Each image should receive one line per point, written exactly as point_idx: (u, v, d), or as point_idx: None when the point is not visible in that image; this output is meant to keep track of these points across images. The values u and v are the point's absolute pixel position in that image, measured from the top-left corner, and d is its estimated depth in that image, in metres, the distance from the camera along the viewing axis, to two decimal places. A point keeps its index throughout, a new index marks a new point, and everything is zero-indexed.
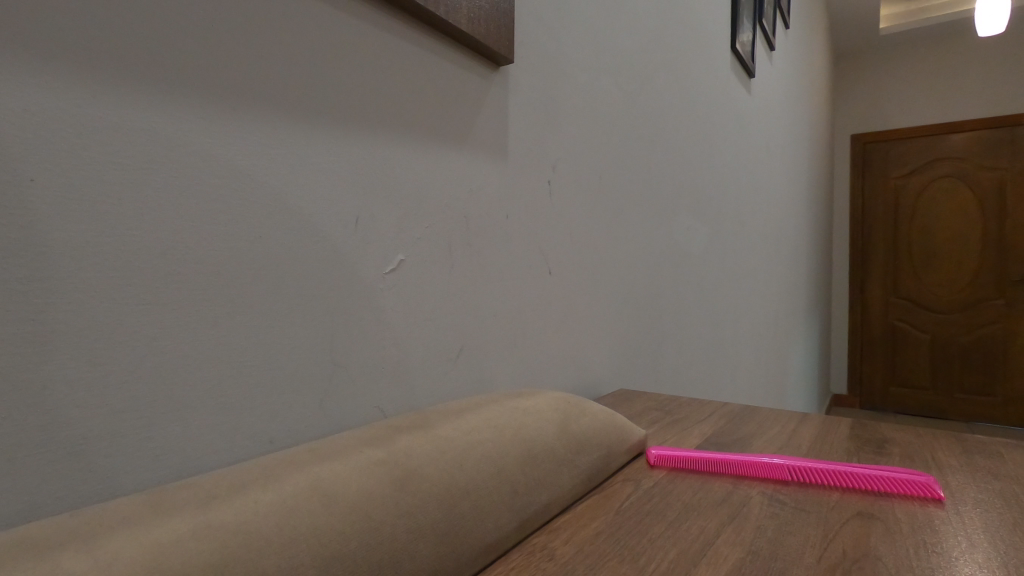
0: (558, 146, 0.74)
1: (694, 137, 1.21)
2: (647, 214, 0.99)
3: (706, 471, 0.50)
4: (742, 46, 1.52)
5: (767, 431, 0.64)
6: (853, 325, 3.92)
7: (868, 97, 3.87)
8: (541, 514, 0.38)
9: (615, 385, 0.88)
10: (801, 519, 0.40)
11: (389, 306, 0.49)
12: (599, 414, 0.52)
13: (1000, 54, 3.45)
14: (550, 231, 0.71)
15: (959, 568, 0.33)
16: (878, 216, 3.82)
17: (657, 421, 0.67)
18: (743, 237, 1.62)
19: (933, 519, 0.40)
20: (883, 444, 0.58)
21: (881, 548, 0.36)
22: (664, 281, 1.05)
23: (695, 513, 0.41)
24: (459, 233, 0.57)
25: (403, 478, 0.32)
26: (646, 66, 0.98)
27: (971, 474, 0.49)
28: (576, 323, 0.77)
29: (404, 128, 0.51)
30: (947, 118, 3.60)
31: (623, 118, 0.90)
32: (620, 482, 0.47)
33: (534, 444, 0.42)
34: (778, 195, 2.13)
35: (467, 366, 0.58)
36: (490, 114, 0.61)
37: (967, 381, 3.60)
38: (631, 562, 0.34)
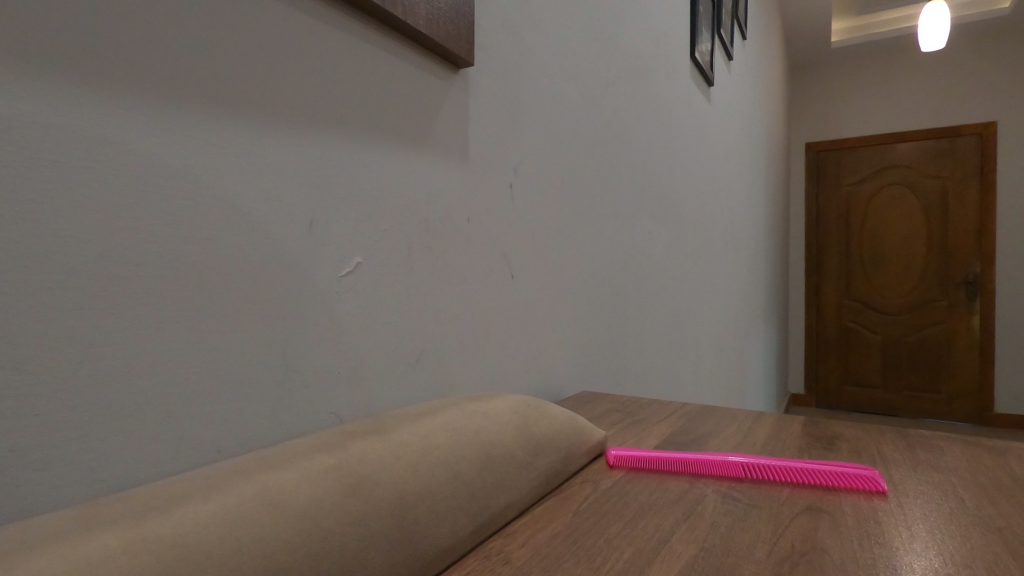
0: (519, 150, 0.74)
1: (655, 142, 1.23)
2: (609, 218, 1.00)
3: (664, 471, 0.51)
4: (701, 56, 1.56)
5: (723, 430, 0.65)
6: (809, 327, 4.06)
7: (822, 107, 4.02)
8: (498, 518, 0.38)
9: (577, 387, 0.88)
10: (753, 515, 0.41)
11: (344, 309, 0.48)
12: (559, 415, 0.52)
13: (942, 69, 3.64)
14: (511, 235, 0.72)
15: (898, 557, 0.35)
16: (831, 221, 3.98)
17: (617, 422, 0.68)
18: (703, 241, 1.66)
19: (877, 512, 0.42)
20: (832, 440, 0.60)
21: (827, 541, 0.37)
22: (626, 284, 1.07)
23: (651, 512, 0.41)
24: (419, 235, 0.56)
25: (355, 485, 0.32)
26: (608, 74, 1.00)
27: (914, 467, 0.51)
28: (538, 326, 0.78)
29: (362, 130, 0.50)
30: (894, 128, 3.77)
31: (585, 123, 0.92)
32: (579, 484, 0.47)
33: (492, 447, 0.42)
34: (736, 200, 2.19)
35: (427, 370, 0.57)
36: (450, 116, 0.61)
37: (914, 379, 3.77)
38: (586, 562, 0.34)
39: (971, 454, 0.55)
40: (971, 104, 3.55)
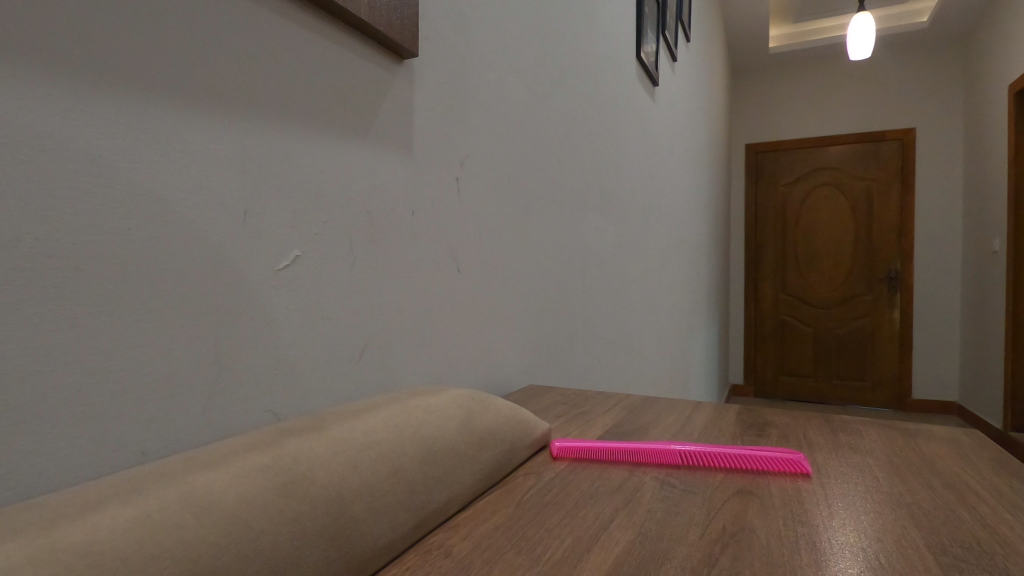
0: (466, 144, 0.74)
1: (601, 138, 1.25)
2: (557, 215, 1.02)
3: (606, 460, 0.52)
4: (647, 56, 1.60)
5: (664, 419, 0.68)
6: (748, 320, 4.24)
7: (760, 110, 4.20)
8: (440, 512, 0.38)
9: (524, 381, 0.89)
10: (688, 500, 0.43)
11: (282, 304, 0.46)
12: (504, 409, 0.52)
13: (867, 77, 3.87)
14: (458, 230, 0.71)
15: (820, 534, 0.37)
16: (769, 219, 4.16)
17: (562, 414, 0.69)
18: (649, 237, 1.71)
19: (802, 492, 0.44)
20: (764, 426, 0.64)
21: (755, 521, 0.39)
22: (572, 279, 1.09)
23: (592, 500, 0.42)
24: (362, 229, 0.55)
25: (290, 484, 0.31)
26: (556, 71, 1.01)
27: (836, 449, 0.55)
28: (486, 321, 0.78)
29: (299, 119, 0.48)
30: (826, 132, 3.98)
31: (533, 119, 0.92)
32: (523, 476, 0.48)
33: (434, 442, 0.42)
34: (680, 199, 2.26)
35: (371, 365, 0.56)
36: (393, 109, 0.60)
37: (843, 368, 4.01)
38: (528, 552, 0.34)
39: (885, 436, 0.59)
40: (894, 111, 3.80)
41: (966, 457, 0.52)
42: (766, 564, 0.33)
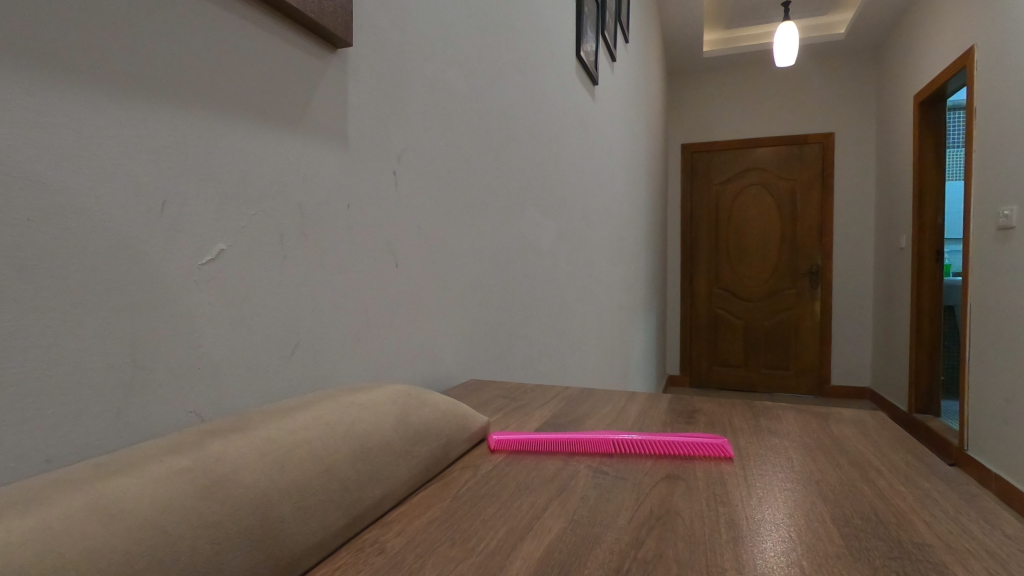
0: (403, 137, 0.73)
1: (541, 135, 1.27)
2: (497, 211, 1.02)
3: (543, 452, 0.53)
4: (586, 55, 1.63)
5: (599, 411, 0.70)
6: (684, 313, 4.42)
7: (694, 110, 4.36)
8: (374, 509, 0.38)
9: (464, 376, 0.89)
10: (621, 487, 0.44)
11: (205, 301, 0.44)
12: (440, 403, 0.52)
13: (792, 83, 4.10)
14: (394, 224, 0.70)
15: (738, 512, 0.39)
16: (703, 217, 4.35)
17: (501, 408, 0.70)
18: (588, 233, 1.75)
19: (724, 475, 0.47)
20: (693, 414, 0.67)
21: (681, 504, 0.41)
22: (513, 274, 1.10)
23: (527, 490, 0.43)
24: (293, 221, 0.53)
25: (210, 486, 0.29)
26: (495, 67, 1.02)
27: (756, 434, 0.58)
28: (424, 316, 0.77)
29: (223, 108, 0.46)
30: (754, 134, 4.19)
31: (471, 113, 0.92)
32: (460, 469, 0.48)
33: (367, 438, 0.41)
34: (618, 196, 2.32)
35: (304, 363, 0.55)
36: (325, 99, 0.58)
37: (770, 357, 4.25)
38: (462, 544, 0.35)
39: (801, 419, 0.63)
40: (815, 116, 4.05)
41: (869, 436, 0.57)
42: (689, 542, 0.35)
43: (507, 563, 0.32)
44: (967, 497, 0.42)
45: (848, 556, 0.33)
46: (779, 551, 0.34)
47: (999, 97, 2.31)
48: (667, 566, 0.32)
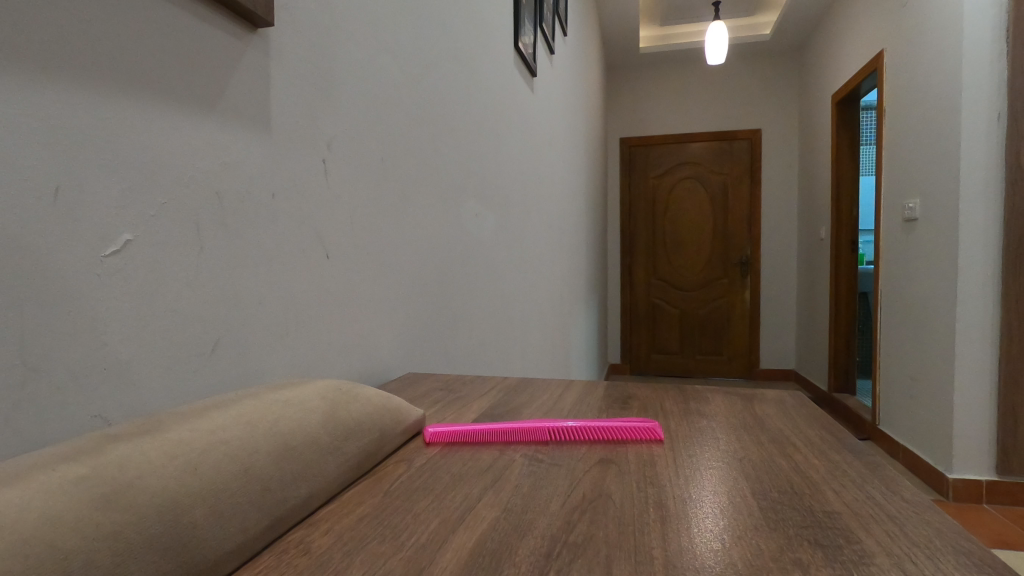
0: (332, 124, 0.70)
1: (479, 126, 1.26)
2: (434, 202, 1.01)
3: (478, 443, 0.53)
4: (524, 47, 1.63)
5: (537, 400, 0.70)
6: (624, 302, 4.54)
7: (631, 105, 4.46)
8: (300, 509, 0.36)
9: (403, 369, 0.88)
10: (555, 473, 0.44)
11: (109, 296, 0.41)
12: (372, 397, 0.51)
13: (722, 81, 4.27)
14: (323, 214, 0.67)
15: (666, 493, 0.40)
16: (641, 209, 4.48)
17: (438, 400, 0.69)
18: (528, 225, 1.76)
19: (655, 456, 0.48)
20: (627, 399, 0.68)
21: (611, 487, 0.41)
22: (452, 267, 1.09)
23: (462, 481, 0.43)
24: (211, 210, 0.50)
25: (111, 495, 0.27)
26: (430, 54, 1.00)
27: (686, 416, 0.61)
28: (359, 309, 0.75)
29: (127, 86, 0.43)
30: (687, 129, 4.34)
31: (406, 102, 0.90)
32: (393, 465, 0.47)
33: (293, 436, 0.39)
34: (559, 187, 2.34)
35: (226, 359, 0.52)
36: (245, 81, 0.55)
37: (704, 344, 4.44)
38: (393, 539, 0.34)
39: (728, 401, 0.66)
40: (744, 113, 4.24)
41: (789, 415, 0.60)
42: (618, 523, 0.35)
43: (438, 556, 0.32)
44: (871, 468, 0.45)
45: (765, 528, 0.35)
46: (704, 526, 0.35)
47: (905, 98, 2.49)
48: (597, 549, 0.32)
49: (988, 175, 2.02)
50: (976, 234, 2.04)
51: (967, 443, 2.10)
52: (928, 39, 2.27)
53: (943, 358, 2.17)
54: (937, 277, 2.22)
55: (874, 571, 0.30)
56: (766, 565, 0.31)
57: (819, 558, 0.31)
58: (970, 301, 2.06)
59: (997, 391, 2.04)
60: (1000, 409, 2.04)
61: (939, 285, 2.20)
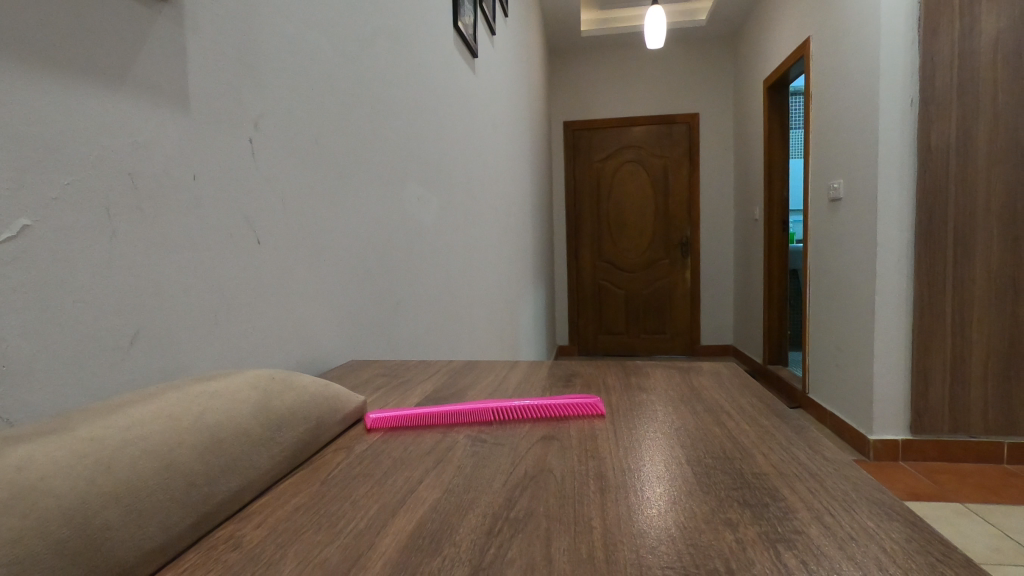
0: (258, 102, 0.66)
1: (419, 105, 1.23)
2: (374, 185, 0.98)
3: (422, 426, 0.52)
4: (465, 27, 1.60)
5: (482, 381, 0.70)
6: (571, 285, 4.61)
7: (574, 88, 4.49)
8: (229, 504, 0.35)
9: (345, 357, 0.86)
10: (496, 453, 0.44)
11: (3, 290, 0.37)
12: (309, 385, 0.49)
13: (661, 65, 4.36)
14: (251, 197, 0.64)
15: (605, 467, 0.41)
16: (586, 192, 4.54)
17: (382, 386, 0.68)
18: (473, 208, 1.75)
19: (596, 431, 0.49)
20: (571, 377, 0.70)
21: (553, 462, 0.42)
22: (395, 250, 1.07)
23: (403, 465, 0.42)
24: (122, 192, 0.47)
25: (9, 499, 0.25)
26: (363, 31, 0.96)
27: (627, 391, 0.62)
28: (296, 296, 0.72)
29: (16, 55, 0.38)
30: (629, 113, 4.42)
31: (339, 80, 0.86)
32: (332, 452, 0.46)
33: (221, 429, 0.37)
34: (503, 170, 2.33)
35: (146, 352, 0.49)
36: (157, 53, 0.51)
37: (648, 323, 4.57)
38: (329, 528, 0.33)
39: (666, 374, 0.68)
40: (682, 98, 4.34)
41: (723, 385, 0.63)
42: (559, 497, 0.36)
43: (376, 541, 0.31)
44: (797, 430, 0.47)
45: (698, 492, 0.36)
46: (642, 496, 0.36)
47: (830, 83, 2.62)
48: (537, 523, 0.32)
49: (902, 156, 2.17)
50: (893, 212, 2.18)
51: (884, 406, 2.26)
52: (849, 28, 2.39)
53: (864, 328, 2.33)
54: (858, 252, 2.37)
55: (796, 524, 0.32)
56: (698, 526, 0.32)
57: (746, 516, 0.33)
58: (887, 274, 2.21)
59: (911, 357, 2.22)
60: (913, 373, 2.22)
61: (860, 261, 2.35)
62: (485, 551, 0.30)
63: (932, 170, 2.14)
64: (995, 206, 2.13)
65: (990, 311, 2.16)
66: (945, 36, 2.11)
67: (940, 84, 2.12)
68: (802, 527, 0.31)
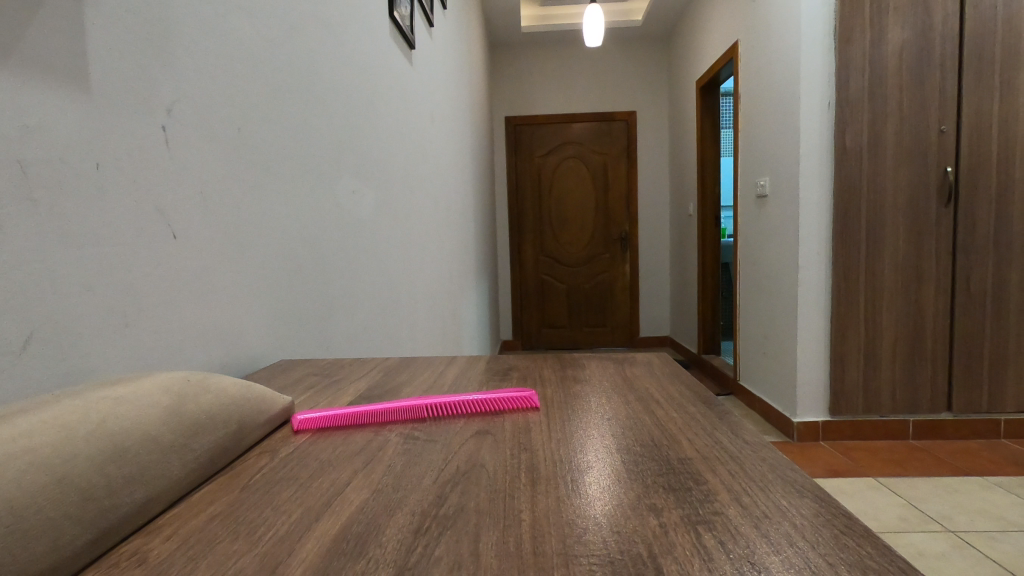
0: (173, 86, 0.62)
1: (354, 97, 1.20)
2: (305, 177, 0.95)
3: (353, 426, 0.51)
4: (401, 18, 1.57)
5: (417, 377, 0.69)
6: (515, 279, 4.63)
7: (516, 83, 4.49)
8: (135, 516, 0.32)
9: (274, 357, 0.82)
10: (428, 449, 0.44)
11: None
12: (229, 387, 0.47)
13: (599, 64, 4.44)
14: (165, 189, 0.60)
15: (537, 460, 0.41)
16: (528, 187, 4.58)
17: (313, 386, 0.66)
18: (413, 202, 1.72)
19: (530, 423, 0.50)
20: (508, 370, 0.70)
21: (485, 456, 0.42)
22: (328, 245, 1.04)
23: (330, 467, 0.41)
24: (8, 181, 0.42)
25: None
26: (290, 16, 0.92)
27: (562, 382, 0.63)
28: (218, 294, 0.69)
29: None
30: (569, 110, 4.48)
31: (264, 67, 0.82)
32: (256, 457, 0.44)
33: (125, 437, 0.35)
34: (444, 164, 2.30)
35: (43, 357, 0.45)
36: (50, 31, 0.46)
37: (590, 316, 4.66)
38: (247, 536, 0.31)
39: (601, 366, 0.70)
40: (620, 96, 4.44)
41: (654, 374, 0.65)
42: (489, 491, 0.36)
43: (295, 548, 0.30)
44: (721, 416, 0.49)
45: (626, 479, 0.37)
46: (572, 486, 0.36)
47: (756, 85, 2.75)
48: (467, 519, 0.32)
49: (821, 156, 2.31)
50: (812, 207, 2.32)
51: (807, 389, 2.41)
52: (772, 34, 2.52)
53: (788, 317, 2.47)
54: (782, 245, 2.51)
55: (717, 506, 0.33)
56: (625, 512, 0.32)
57: (670, 501, 0.34)
58: (808, 265, 2.35)
59: (829, 343, 2.37)
60: (832, 360, 2.38)
61: (784, 254, 2.49)
62: (410, 550, 0.29)
63: (847, 170, 2.29)
64: (901, 203, 2.31)
65: (897, 299, 2.34)
66: (857, 43, 2.26)
67: (853, 88, 2.27)
68: (721, 509, 0.33)
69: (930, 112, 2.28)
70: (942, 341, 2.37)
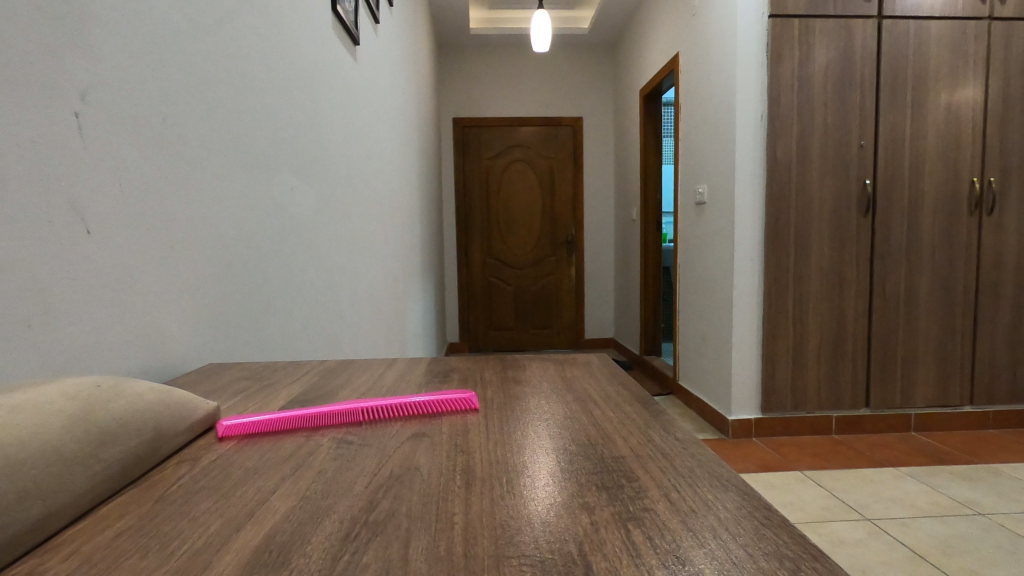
0: (88, 70, 0.57)
1: (293, 89, 1.16)
2: (239, 172, 0.91)
3: (284, 431, 0.49)
4: (345, 12, 1.53)
5: (355, 380, 0.67)
6: (461, 281, 4.61)
7: (464, 84, 4.48)
8: (29, 534, 0.30)
9: (201, 361, 0.78)
10: (362, 454, 0.43)
11: None
12: (146, 392, 0.44)
13: (547, 68, 4.49)
14: (78, 181, 0.55)
15: (472, 462, 0.40)
16: (475, 189, 4.57)
17: (243, 390, 0.63)
18: (356, 200, 1.68)
19: (469, 425, 0.49)
20: (448, 372, 0.69)
21: (421, 459, 0.41)
22: (264, 243, 1.00)
23: (256, 475, 0.39)
24: None
25: None
26: (224, 4, 0.88)
27: (502, 384, 0.63)
28: (138, 293, 0.64)
29: None
30: (517, 113, 4.51)
31: (194, 54, 0.78)
32: (174, 465, 0.41)
33: (22, 446, 0.32)
34: (390, 162, 2.26)
35: None
36: None
37: (536, 318, 4.69)
38: (159, 550, 0.29)
39: (542, 366, 0.70)
40: (567, 101, 4.52)
41: (593, 375, 0.66)
42: (423, 495, 0.35)
43: (212, 561, 0.28)
44: (656, 414, 0.51)
45: (561, 479, 0.37)
46: (507, 487, 0.36)
47: (696, 95, 2.86)
48: (398, 524, 0.31)
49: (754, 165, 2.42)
50: (746, 214, 2.44)
51: (741, 388, 2.52)
52: (711, 47, 2.63)
53: (723, 319, 2.58)
54: (718, 250, 2.61)
55: (647, 502, 0.34)
56: (559, 511, 0.33)
57: (602, 499, 0.34)
58: (742, 269, 2.46)
59: (761, 343, 2.49)
60: (763, 359, 2.50)
61: (720, 258, 2.60)
62: (337, 558, 0.28)
63: (777, 180, 2.42)
64: (825, 211, 2.45)
65: (822, 302, 2.49)
66: (787, 60, 2.39)
67: (783, 102, 2.40)
68: (651, 504, 0.34)
69: (852, 127, 2.44)
70: (861, 341, 2.53)
